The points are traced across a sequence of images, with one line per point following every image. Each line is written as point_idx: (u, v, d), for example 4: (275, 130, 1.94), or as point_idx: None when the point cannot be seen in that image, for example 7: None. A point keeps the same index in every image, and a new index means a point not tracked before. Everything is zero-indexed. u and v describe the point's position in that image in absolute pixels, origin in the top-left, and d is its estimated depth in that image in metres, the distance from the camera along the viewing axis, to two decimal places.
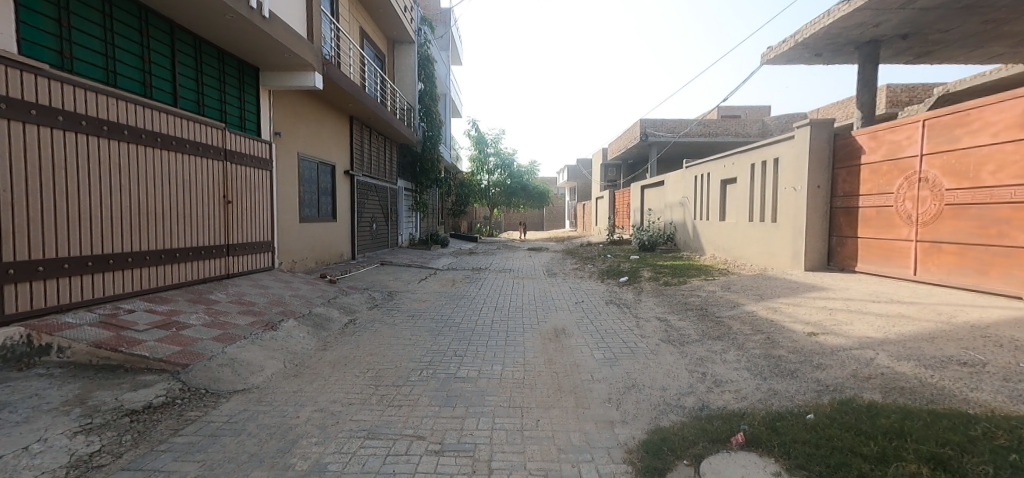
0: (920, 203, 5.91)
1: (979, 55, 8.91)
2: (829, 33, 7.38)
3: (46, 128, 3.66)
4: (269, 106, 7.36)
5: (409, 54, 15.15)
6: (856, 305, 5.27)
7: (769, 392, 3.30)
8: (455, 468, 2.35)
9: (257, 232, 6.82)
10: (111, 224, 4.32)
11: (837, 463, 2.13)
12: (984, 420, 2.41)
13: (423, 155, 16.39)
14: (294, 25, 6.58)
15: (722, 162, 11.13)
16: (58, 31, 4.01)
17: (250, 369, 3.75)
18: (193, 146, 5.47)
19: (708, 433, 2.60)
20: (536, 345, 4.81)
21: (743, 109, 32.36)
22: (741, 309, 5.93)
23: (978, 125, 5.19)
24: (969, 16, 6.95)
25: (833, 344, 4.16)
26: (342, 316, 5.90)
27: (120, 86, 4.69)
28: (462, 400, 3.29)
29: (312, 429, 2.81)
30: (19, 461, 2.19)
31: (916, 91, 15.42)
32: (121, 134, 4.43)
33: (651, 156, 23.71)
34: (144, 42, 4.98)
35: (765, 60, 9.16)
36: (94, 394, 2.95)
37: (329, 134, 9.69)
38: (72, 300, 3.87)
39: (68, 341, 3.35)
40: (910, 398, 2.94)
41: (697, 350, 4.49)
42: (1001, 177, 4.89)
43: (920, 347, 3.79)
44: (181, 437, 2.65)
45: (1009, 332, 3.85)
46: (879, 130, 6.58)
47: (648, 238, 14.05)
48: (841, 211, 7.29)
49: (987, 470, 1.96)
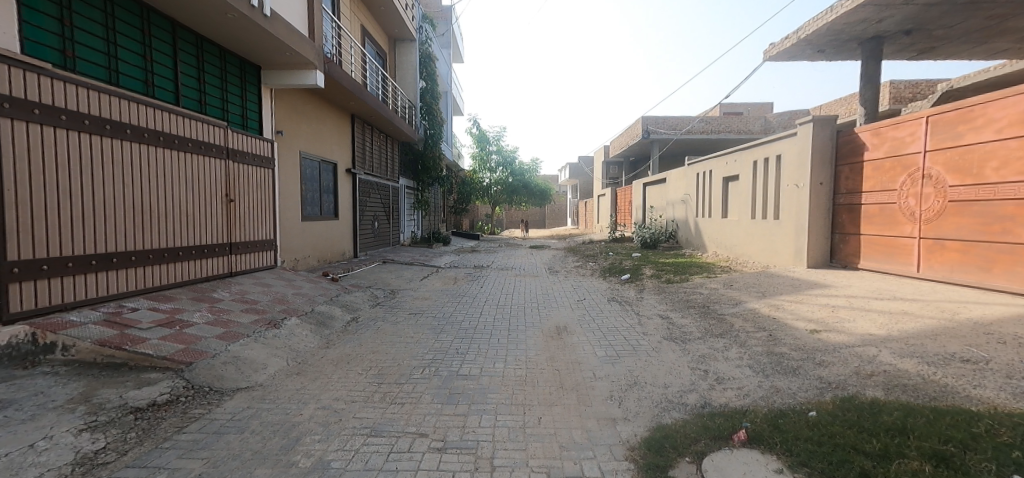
0: (923, 200, 5.87)
1: (983, 51, 8.86)
2: (832, 29, 7.35)
3: (49, 127, 3.67)
4: (270, 104, 7.35)
5: (410, 53, 15.14)
6: (859, 302, 5.26)
7: (772, 390, 3.30)
8: (457, 465, 2.36)
9: (258, 230, 6.83)
10: (113, 224, 4.32)
11: (839, 460, 2.14)
12: (987, 418, 2.40)
13: (425, 153, 16.40)
14: (295, 23, 6.56)
15: (723, 159, 11.14)
16: (60, 31, 4.02)
17: (253, 367, 3.77)
18: (195, 144, 5.48)
19: (710, 430, 2.61)
20: (538, 342, 4.83)
21: (745, 106, 32.33)
22: (742, 306, 5.94)
23: (980, 121, 5.16)
24: (973, 11, 6.90)
25: (835, 341, 4.17)
26: (344, 314, 5.92)
27: (123, 84, 4.69)
28: (464, 398, 3.29)
29: (315, 426, 2.82)
30: (25, 458, 2.21)
31: (919, 88, 15.37)
32: (123, 133, 4.43)
33: (652, 153, 23.67)
34: (146, 41, 4.99)
35: (767, 57, 9.12)
36: (99, 392, 2.96)
37: (331, 132, 9.67)
38: (77, 298, 3.90)
39: (72, 340, 3.36)
40: (912, 396, 2.93)
41: (699, 347, 4.49)
42: (1005, 173, 4.87)
43: (923, 345, 3.78)
44: (185, 435, 2.67)
45: (1013, 328, 3.84)
46: (882, 127, 6.55)
47: (650, 236, 14.23)
48: (844, 208, 7.26)
49: (989, 468, 1.95)
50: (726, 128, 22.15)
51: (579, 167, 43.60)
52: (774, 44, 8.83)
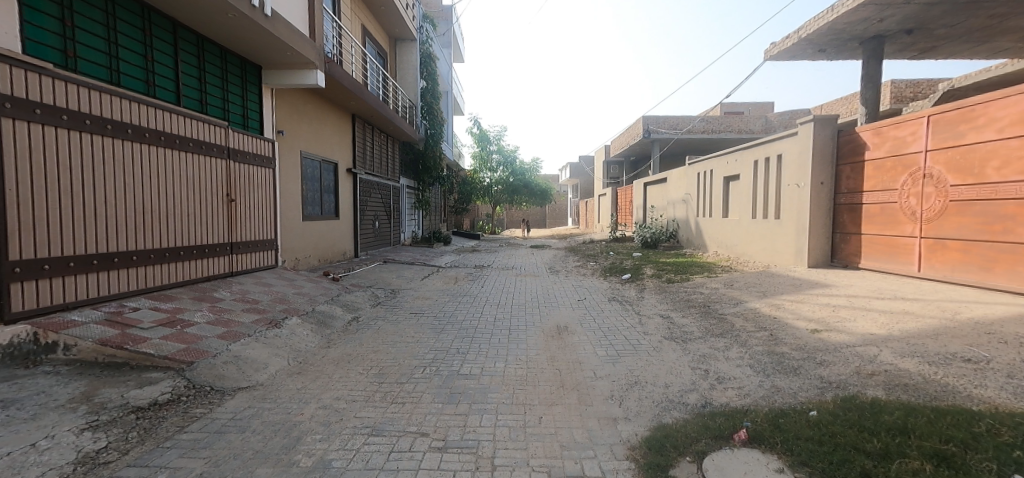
0: (924, 199, 5.87)
1: (984, 51, 8.85)
2: (832, 29, 7.35)
3: (50, 127, 3.67)
4: (270, 103, 7.34)
5: (411, 52, 15.13)
6: (860, 302, 5.25)
7: (772, 389, 3.30)
8: (458, 465, 2.36)
9: (259, 230, 6.82)
10: (115, 223, 4.33)
11: (840, 460, 2.14)
12: (988, 417, 2.40)
13: (426, 152, 16.41)
14: (295, 23, 6.55)
15: (724, 159, 11.15)
16: (62, 31, 4.02)
17: (254, 366, 3.77)
18: (196, 144, 5.48)
19: (711, 429, 2.61)
20: (539, 341, 4.83)
21: (745, 105, 32.31)
22: (743, 306, 5.94)
23: (982, 121, 5.16)
24: (974, 11, 6.89)
25: (835, 341, 4.16)
26: (345, 313, 5.93)
27: (124, 85, 4.70)
28: (464, 397, 3.30)
29: (316, 426, 2.82)
30: (27, 458, 2.22)
31: (921, 87, 15.34)
32: (125, 133, 4.44)
33: (652, 152, 23.65)
34: (147, 41, 4.99)
35: (767, 56, 9.12)
36: (100, 391, 2.97)
37: (331, 132, 9.67)
38: (79, 298, 3.91)
39: (74, 340, 3.37)
40: (912, 395, 2.93)
41: (699, 347, 4.49)
42: (1006, 172, 4.86)
43: (924, 345, 3.78)
44: (187, 434, 2.67)
45: (1014, 328, 3.84)
46: (883, 126, 6.54)
47: (650, 235, 14.21)
48: (845, 207, 7.25)
49: (991, 467, 1.95)
50: (727, 128, 22.15)
51: (580, 167, 43.64)
52: (775, 43, 8.82)
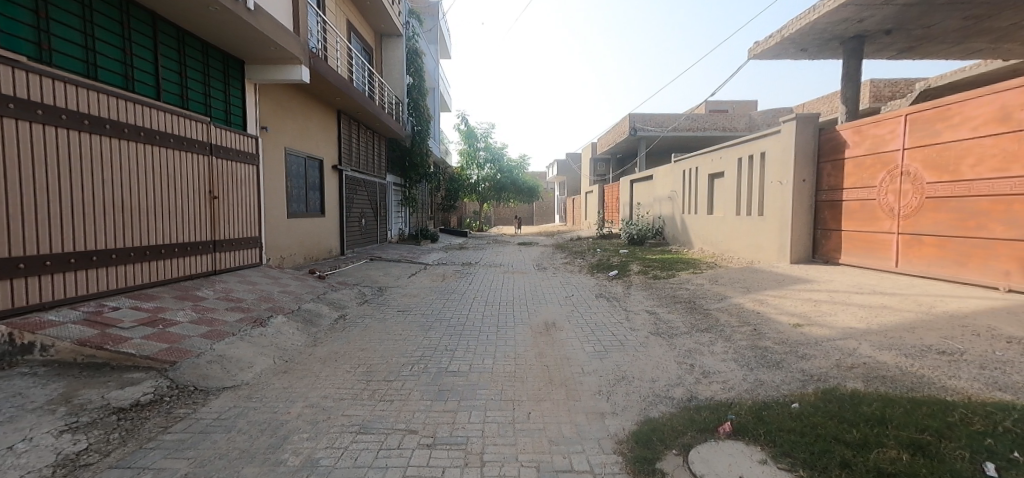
0: (902, 197, 6.04)
1: (960, 51, 9.10)
2: (815, 28, 7.46)
3: (25, 122, 3.56)
4: (255, 98, 7.21)
5: (397, 48, 14.92)
6: (840, 297, 5.38)
7: (756, 383, 3.37)
8: (447, 461, 2.37)
9: (243, 227, 6.72)
10: (94, 221, 4.23)
11: (820, 450, 2.21)
12: (961, 406, 2.50)
13: (413, 149, 16.29)
14: (279, 16, 6.44)
15: (710, 156, 11.25)
16: (36, 22, 3.88)
17: (239, 366, 3.72)
18: (177, 140, 5.36)
19: (696, 423, 2.66)
20: (527, 338, 4.85)
21: (731, 102, 32.91)
22: (728, 301, 6.04)
23: (957, 119, 5.32)
24: (951, 12, 7.06)
25: (818, 335, 4.26)
26: (331, 312, 5.87)
27: (101, 79, 4.56)
28: (453, 394, 3.30)
29: (304, 424, 2.81)
30: (4, 461, 2.16)
31: (898, 87, 15.76)
32: (102, 128, 4.32)
33: (640, 150, 23.78)
34: (126, 34, 4.85)
35: (752, 55, 9.21)
36: (80, 393, 2.89)
37: (317, 128, 9.57)
38: (55, 298, 3.80)
39: (51, 340, 3.27)
40: (890, 386, 3.03)
41: (686, 341, 4.57)
42: (981, 170, 5.02)
43: (901, 338, 3.89)
44: (170, 435, 2.63)
45: (986, 321, 3.97)
46: (862, 125, 6.70)
47: (636, 232, 14.24)
48: (825, 204, 7.43)
49: (964, 455, 2.04)
50: (713, 126, 22.39)
51: (568, 164, 43.84)
52: (760, 42, 8.90)
